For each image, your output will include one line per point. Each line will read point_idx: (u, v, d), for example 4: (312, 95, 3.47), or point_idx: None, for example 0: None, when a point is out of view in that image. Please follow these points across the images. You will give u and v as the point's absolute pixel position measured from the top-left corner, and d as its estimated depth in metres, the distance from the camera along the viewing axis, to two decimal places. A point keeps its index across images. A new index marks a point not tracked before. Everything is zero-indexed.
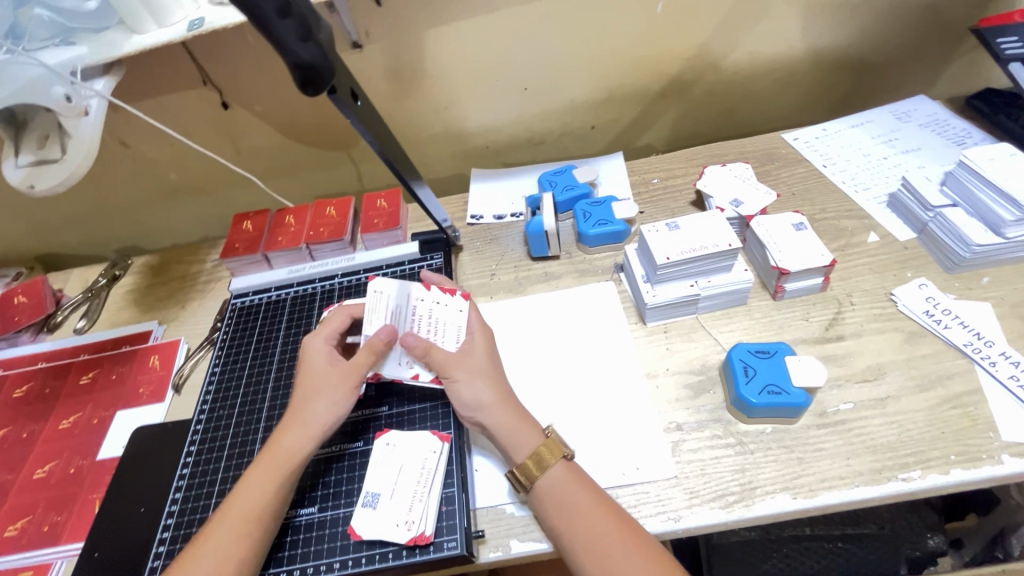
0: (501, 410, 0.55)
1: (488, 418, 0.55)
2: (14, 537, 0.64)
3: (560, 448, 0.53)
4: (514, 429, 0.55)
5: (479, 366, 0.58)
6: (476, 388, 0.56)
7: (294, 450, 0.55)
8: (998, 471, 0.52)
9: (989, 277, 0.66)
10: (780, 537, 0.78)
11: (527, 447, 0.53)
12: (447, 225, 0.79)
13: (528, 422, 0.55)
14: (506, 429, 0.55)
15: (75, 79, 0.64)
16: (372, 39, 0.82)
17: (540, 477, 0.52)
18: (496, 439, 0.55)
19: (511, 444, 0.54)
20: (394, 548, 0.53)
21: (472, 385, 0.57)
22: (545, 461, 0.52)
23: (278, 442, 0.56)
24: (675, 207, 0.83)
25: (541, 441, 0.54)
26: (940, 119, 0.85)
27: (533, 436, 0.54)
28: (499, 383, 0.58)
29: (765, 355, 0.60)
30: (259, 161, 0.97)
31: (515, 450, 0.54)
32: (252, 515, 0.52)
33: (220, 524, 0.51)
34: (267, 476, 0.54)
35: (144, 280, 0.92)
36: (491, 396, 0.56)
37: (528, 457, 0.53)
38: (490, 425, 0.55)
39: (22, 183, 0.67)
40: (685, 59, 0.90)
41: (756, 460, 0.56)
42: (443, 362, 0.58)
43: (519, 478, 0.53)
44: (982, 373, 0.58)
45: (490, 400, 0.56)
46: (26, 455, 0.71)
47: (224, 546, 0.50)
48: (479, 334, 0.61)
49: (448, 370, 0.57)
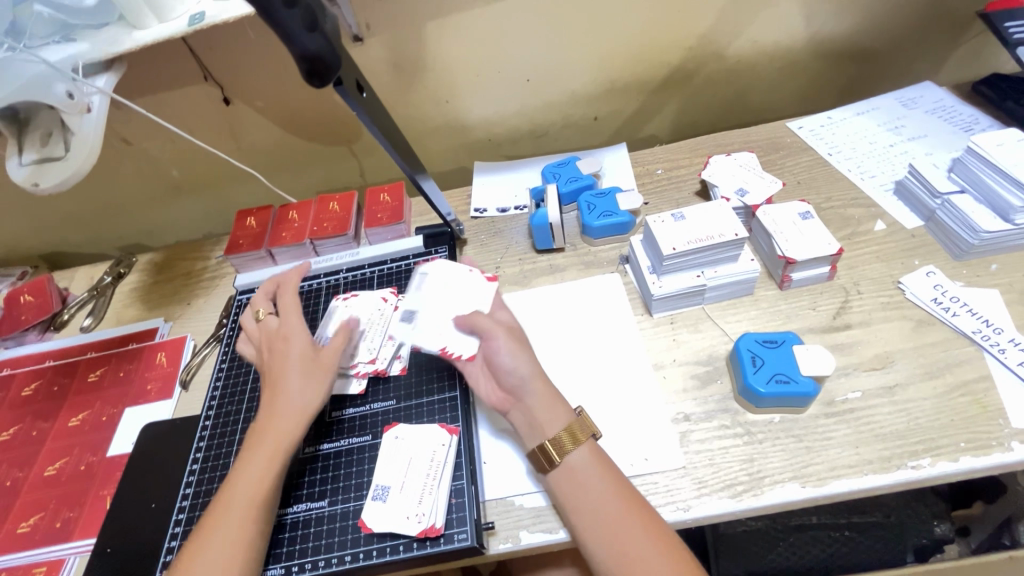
0: (542, 382, 0.55)
1: (529, 387, 0.55)
2: (26, 533, 0.65)
3: (590, 427, 0.54)
4: (548, 405, 0.54)
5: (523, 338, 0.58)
6: (522, 356, 0.56)
7: (286, 434, 0.56)
8: (1007, 458, 0.52)
9: (998, 264, 0.66)
10: (786, 527, 0.78)
11: (558, 423, 0.53)
12: (451, 219, 0.79)
13: (558, 399, 0.55)
14: (546, 400, 0.54)
15: (77, 76, 0.64)
16: (373, 32, 0.82)
17: (568, 453, 0.52)
18: (531, 408, 0.55)
19: (544, 420, 0.54)
20: (405, 541, 0.53)
21: (516, 354, 0.56)
22: (570, 444, 0.52)
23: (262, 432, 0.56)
24: (679, 198, 0.82)
25: (573, 418, 0.54)
26: (947, 105, 0.84)
27: (566, 414, 0.54)
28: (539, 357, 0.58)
29: (772, 345, 0.60)
30: (261, 157, 0.96)
31: (549, 424, 0.53)
32: (249, 510, 0.52)
33: (220, 522, 0.51)
34: (260, 461, 0.54)
35: (149, 277, 0.92)
36: (534, 368, 0.56)
37: (554, 438, 0.53)
38: (531, 393, 0.55)
39: (26, 181, 0.67)
40: (689, 48, 0.90)
41: (764, 450, 0.56)
42: (490, 327, 0.57)
43: (546, 455, 0.52)
44: (991, 360, 0.58)
45: (533, 369, 0.56)
46: (36, 453, 0.72)
47: (226, 541, 0.50)
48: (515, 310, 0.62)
49: (494, 333, 0.57)
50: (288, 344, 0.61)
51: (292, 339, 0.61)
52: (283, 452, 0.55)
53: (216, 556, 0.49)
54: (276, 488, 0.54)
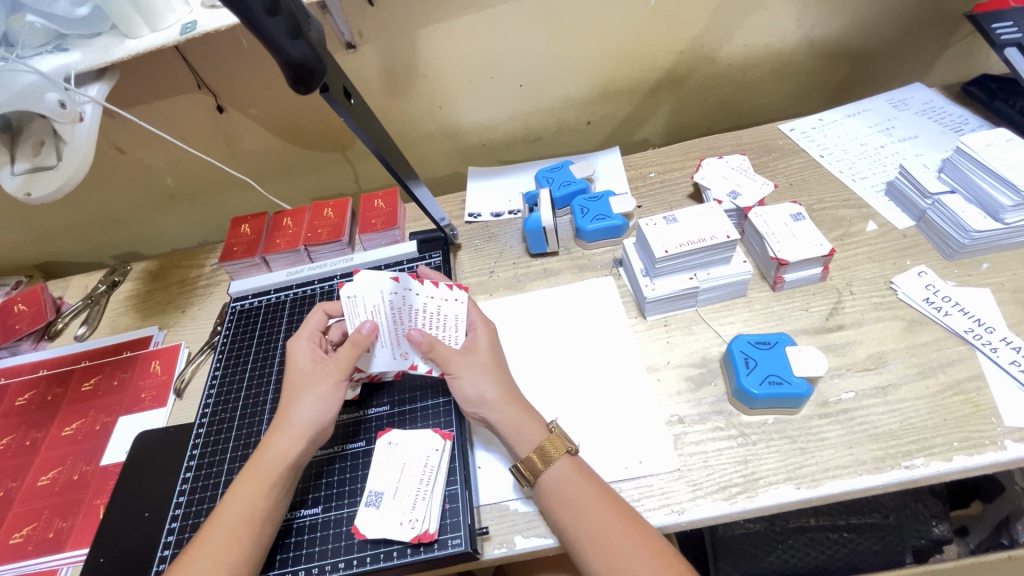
0: (505, 407, 0.55)
1: (493, 414, 0.55)
2: (19, 544, 0.64)
3: (562, 443, 0.54)
4: (520, 424, 0.55)
5: (480, 361, 0.58)
6: (478, 383, 0.56)
7: (288, 444, 0.55)
8: (1002, 457, 0.52)
9: (989, 263, 0.66)
10: (784, 529, 0.78)
11: (530, 441, 0.54)
12: (445, 224, 0.80)
13: (532, 416, 0.55)
14: (511, 423, 0.55)
15: (69, 86, 0.64)
16: (366, 39, 0.82)
17: (545, 471, 0.52)
18: (499, 434, 0.55)
19: (513, 441, 0.54)
20: (399, 547, 0.53)
21: (475, 383, 0.56)
22: (549, 456, 0.53)
23: (262, 447, 0.55)
24: (672, 201, 0.83)
25: (543, 436, 0.54)
26: (936, 107, 0.85)
27: (539, 431, 0.54)
28: (501, 380, 0.57)
29: (765, 346, 0.60)
30: (255, 164, 0.97)
31: (519, 445, 0.54)
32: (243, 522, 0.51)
33: (212, 533, 0.51)
34: (259, 475, 0.53)
35: (143, 285, 0.92)
36: (496, 393, 0.56)
37: (532, 453, 0.53)
38: (495, 419, 0.55)
39: (18, 191, 0.67)
40: (680, 52, 0.90)
41: (758, 451, 0.56)
42: (446, 359, 0.57)
43: (524, 473, 0.53)
44: (983, 359, 0.58)
45: (494, 397, 0.56)
46: (29, 463, 0.71)
47: (218, 555, 0.50)
48: (481, 329, 0.61)
49: (450, 367, 0.57)
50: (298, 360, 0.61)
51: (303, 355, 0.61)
52: (285, 466, 0.54)
53: (202, 568, 0.49)
54: (272, 503, 0.53)
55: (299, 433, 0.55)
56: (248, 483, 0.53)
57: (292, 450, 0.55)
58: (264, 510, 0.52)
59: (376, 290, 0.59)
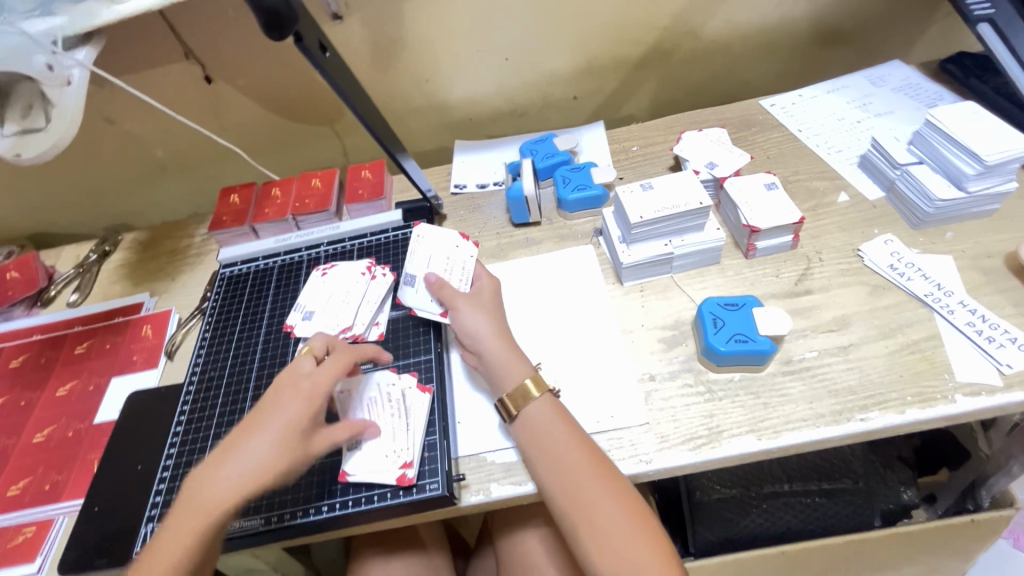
0: (498, 342, 0.59)
1: (487, 347, 0.59)
2: (16, 496, 0.67)
3: (545, 382, 0.57)
4: (507, 362, 0.58)
5: (484, 303, 0.62)
6: (476, 319, 0.60)
7: (234, 487, 0.50)
8: (952, 409, 0.55)
9: (953, 232, 0.69)
10: (759, 494, 0.81)
11: (515, 380, 0.57)
12: (431, 194, 0.82)
13: (520, 356, 0.59)
14: (500, 359, 0.58)
15: (57, 49, 0.65)
16: (352, 10, 0.83)
17: (526, 406, 0.55)
18: (489, 369, 0.59)
19: (501, 374, 0.58)
20: (381, 491, 0.56)
21: (474, 319, 0.60)
22: (529, 394, 0.56)
23: (208, 480, 0.50)
24: (653, 173, 0.85)
25: (529, 374, 0.57)
26: (913, 83, 0.87)
27: (523, 369, 0.58)
28: (499, 320, 0.62)
29: (734, 308, 0.63)
30: (244, 137, 0.97)
31: (506, 378, 0.57)
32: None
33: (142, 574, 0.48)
34: (191, 526, 0.49)
35: (134, 255, 0.93)
36: (490, 329, 0.60)
37: (514, 389, 0.56)
38: (486, 351, 0.59)
39: (8, 153, 0.67)
40: (664, 27, 0.91)
41: (724, 406, 0.59)
42: (452, 296, 0.62)
43: (506, 407, 0.56)
44: (940, 321, 0.61)
45: (488, 333, 0.60)
46: (24, 421, 0.73)
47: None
48: (487, 279, 0.65)
49: (454, 304, 0.61)
50: (274, 426, 0.52)
51: (282, 416, 0.53)
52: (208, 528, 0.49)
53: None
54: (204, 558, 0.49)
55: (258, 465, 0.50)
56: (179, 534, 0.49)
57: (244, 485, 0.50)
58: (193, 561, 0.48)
59: (351, 275, 0.71)
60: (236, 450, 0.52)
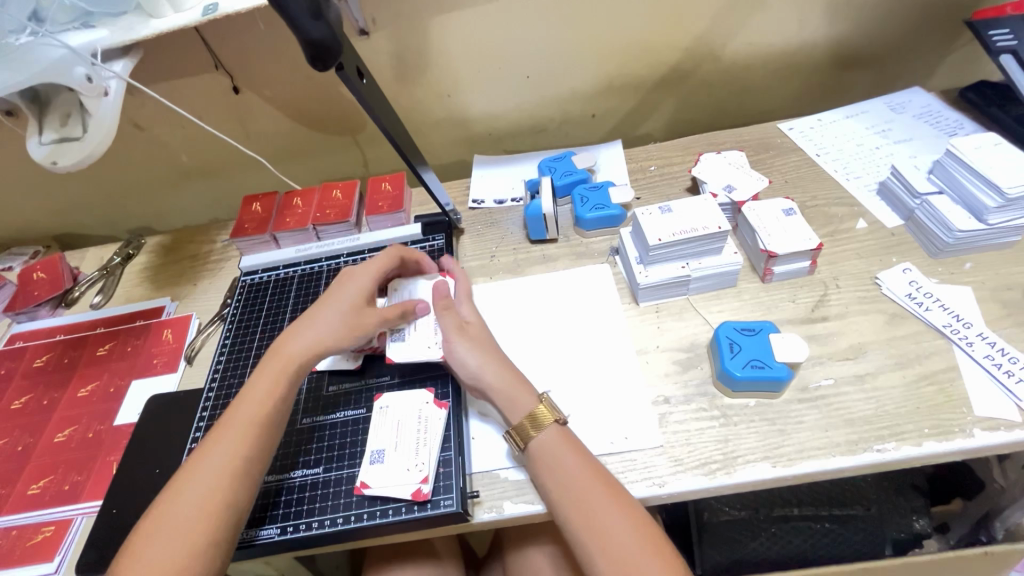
0: (501, 370, 0.60)
1: (490, 377, 0.59)
2: (36, 495, 0.68)
3: (552, 413, 0.57)
4: (512, 393, 0.58)
5: (475, 334, 0.63)
6: (474, 351, 0.61)
7: (313, 345, 0.61)
8: (970, 443, 0.54)
9: (972, 263, 0.68)
10: (769, 517, 0.80)
11: (522, 411, 0.57)
12: (449, 209, 0.82)
13: (525, 386, 0.59)
14: (504, 390, 0.59)
15: (96, 61, 0.67)
16: (379, 26, 0.85)
17: (535, 437, 0.56)
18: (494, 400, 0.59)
19: (508, 406, 0.58)
20: (396, 505, 0.56)
21: (472, 351, 0.61)
22: (539, 423, 0.56)
23: (295, 339, 0.62)
24: (670, 193, 0.85)
25: (535, 406, 0.57)
26: (934, 111, 0.87)
27: (529, 400, 0.58)
28: (495, 350, 0.62)
29: (750, 333, 0.63)
30: (268, 145, 0.99)
31: (512, 411, 0.58)
32: (212, 504, 0.52)
33: (197, 478, 0.53)
34: (266, 386, 0.59)
35: (157, 258, 0.95)
36: (488, 360, 0.61)
37: (523, 419, 0.57)
38: (490, 381, 0.59)
39: (44, 160, 0.70)
40: (684, 48, 0.92)
41: (738, 431, 0.59)
42: (447, 330, 0.63)
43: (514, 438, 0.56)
44: (958, 352, 0.61)
45: (487, 363, 0.60)
46: (46, 420, 0.75)
47: (183, 519, 0.51)
48: (468, 306, 0.67)
49: (450, 337, 0.62)
50: (343, 297, 0.65)
51: (350, 291, 0.65)
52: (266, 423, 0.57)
53: (172, 524, 0.50)
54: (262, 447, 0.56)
55: (330, 329, 0.62)
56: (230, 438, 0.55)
57: (319, 344, 0.62)
58: (247, 456, 0.55)
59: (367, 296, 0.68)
60: (315, 318, 0.64)
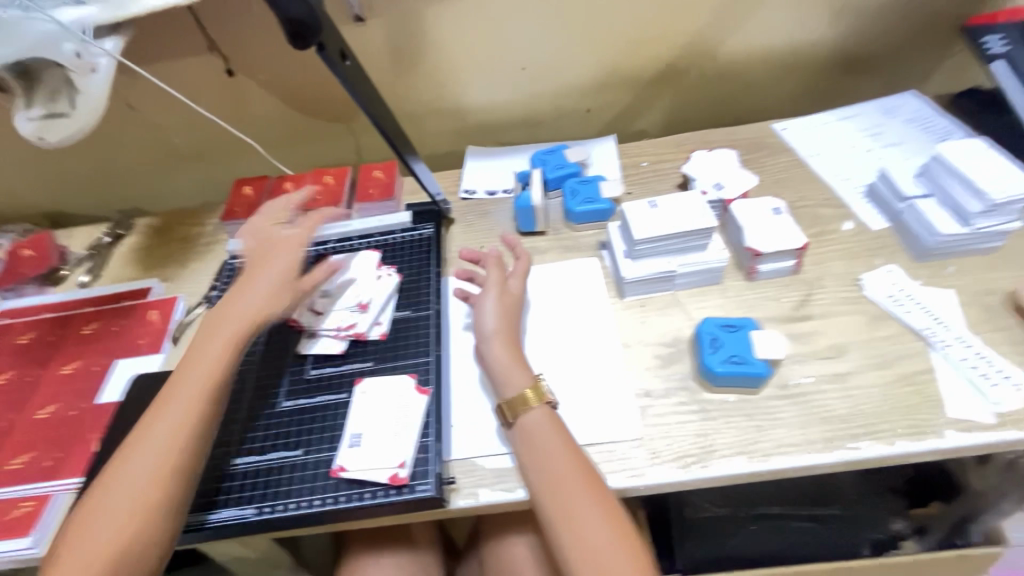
0: (505, 352, 0.61)
1: (489, 347, 0.61)
2: (17, 470, 0.68)
3: (545, 394, 0.58)
4: (508, 369, 0.60)
5: (501, 304, 0.65)
6: (489, 315, 0.64)
7: (250, 311, 0.64)
8: (942, 444, 0.55)
9: (955, 267, 0.69)
10: (748, 515, 0.81)
11: (516, 386, 0.58)
12: (438, 197, 0.83)
13: (524, 367, 0.60)
14: (500, 366, 0.60)
15: (86, 37, 0.67)
16: (374, 13, 0.85)
17: (524, 414, 0.56)
18: (490, 367, 0.61)
19: (504, 379, 0.59)
20: (372, 489, 0.56)
21: (489, 317, 0.64)
22: (530, 402, 0.57)
23: (234, 303, 0.65)
24: (661, 190, 0.85)
25: (527, 388, 0.58)
26: (924, 116, 0.87)
27: (524, 379, 0.59)
28: (510, 329, 0.64)
29: (731, 329, 0.64)
30: (261, 129, 0.99)
31: (508, 385, 0.59)
32: (165, 463, 0.53)
33: (152, 436, 0.55)
34: (217, 346, 0.61)
35: (147, 240, 0.95)
36: (500, 333, 0.62)
37: (514, 395, 0.58)
38: (488, 351, 0.61)
39: (32, 135, 0.70)
40: (681, 46, 0.92)
41: (717, 426, 0.59)
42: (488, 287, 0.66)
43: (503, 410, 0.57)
44: (937, 354, 0.61)
45: (497, 336, 0.62)
46: (29, 397, 0.75)
47: (142, 474, 0.53)
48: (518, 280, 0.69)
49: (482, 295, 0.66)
50: (275, 265, 0.69)
51: (282, 260, 0.69)
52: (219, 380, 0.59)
53: (129, 484, 0.53)
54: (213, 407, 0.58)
55: (266, 293, 0.66)
56: (182, 402, 0.57)
57: (255, 306, 0.64)
58: (200, 415, 0.56)
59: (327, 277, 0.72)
60: (247, 285, 0.67)
